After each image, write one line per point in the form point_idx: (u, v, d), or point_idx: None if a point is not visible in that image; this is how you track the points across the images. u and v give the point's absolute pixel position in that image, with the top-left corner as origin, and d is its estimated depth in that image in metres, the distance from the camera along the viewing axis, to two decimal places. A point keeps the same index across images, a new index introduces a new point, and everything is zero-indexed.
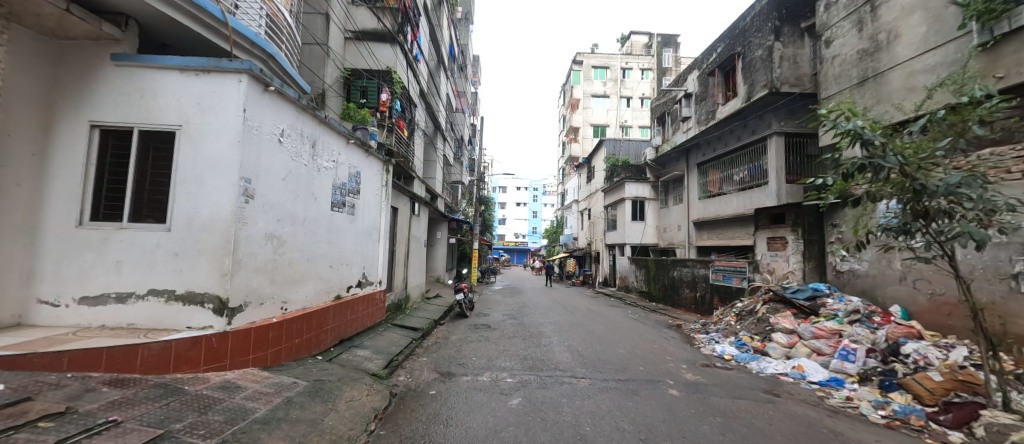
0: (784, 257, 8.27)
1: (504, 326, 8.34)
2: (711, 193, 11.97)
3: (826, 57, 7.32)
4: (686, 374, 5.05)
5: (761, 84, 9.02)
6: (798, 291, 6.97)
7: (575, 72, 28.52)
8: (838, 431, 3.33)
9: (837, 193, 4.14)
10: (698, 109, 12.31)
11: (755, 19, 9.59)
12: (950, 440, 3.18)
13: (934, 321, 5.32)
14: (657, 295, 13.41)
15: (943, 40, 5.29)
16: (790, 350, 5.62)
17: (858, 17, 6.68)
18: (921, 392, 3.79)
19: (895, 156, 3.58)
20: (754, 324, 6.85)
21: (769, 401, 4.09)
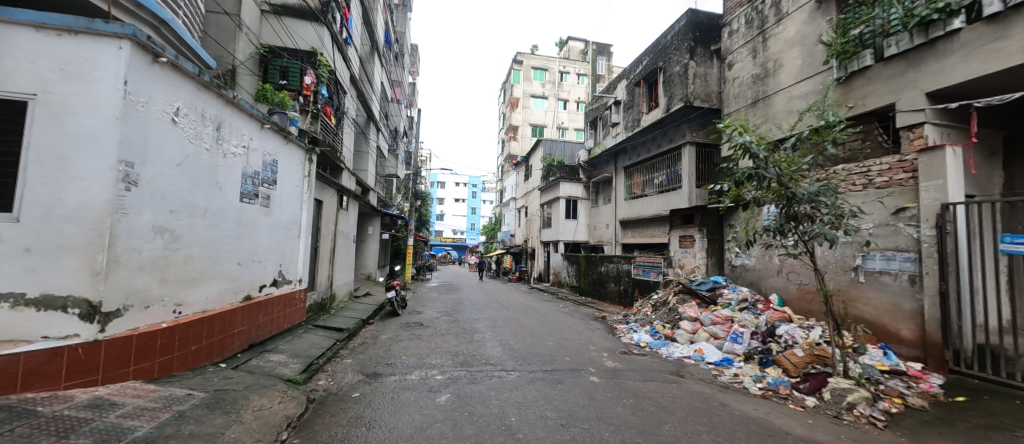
0: (693, 253, 9.36)
1: (438, 323, 8.22)
2: (635, 194, 12.96)
3: (728, 78, 8.33)
4: (607, 362, 5.46)
5: (678, 97, 9.99)
6: (701, 283, 7.91)
7: (515, 71, 28.95)
8: (726, 404, 3.86)
9: (733, 198, 4.78)
10: (626, 115, 13.24)
11: (674, 38, 10.56)
12: (807, 404, 3.87)
13: (801, 307, 6.40)
14: (586, 289, 14.22)
15: (813, 72, 6.36)
16: (694, 336, 6.36)
17: (753, 45, 7.70)
18: (788, 367, 4.56)
19: (774, 168, 4.25)
20: (666, 314, 7.61)
21: (674, 382, 4.61)
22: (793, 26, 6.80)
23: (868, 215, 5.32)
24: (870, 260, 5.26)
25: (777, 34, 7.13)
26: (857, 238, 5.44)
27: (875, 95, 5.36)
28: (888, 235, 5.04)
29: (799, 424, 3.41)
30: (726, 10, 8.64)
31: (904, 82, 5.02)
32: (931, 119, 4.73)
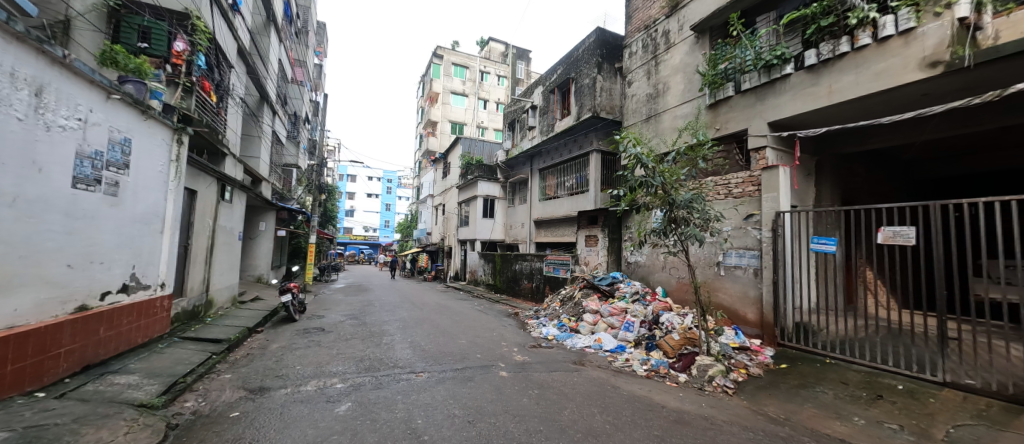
0: (596, 251, 10.30)
1: (341, 328, 7.61)
2: (548, 195, 13.65)
3: (628, 94, 9.27)
4: (516, 356, 5.68)
5: (586, 107, 10.79)
6: (602, 279, 8.68)
7: (434, 65, 28.25)
8: (617, 386, 4.32)
9: (628, 202, 5.36)
10: (541, 120, 13.86)
11: (584, 53, 11.38)
12: (679, 380, 4.55)
13: (679, 297, 7.44)
14: (501, 287, 14.55)
15: (691, 97, 7.44)
16: (595, 327, 6.97)
17: (648, 67, 8.69)
18: (667, 349, 5.28)
19: (659, 177, 4.90)
20: (572, 308, 8.19)
21: (576, 370, 4.99)
22: (678, 56, 7.86)
23: (728, 219, 6.42)
24: (728, 257, 6.33)
25: (666, 60, 8.16)
26: (719, 238, 6.52)
27: (734, 120, 6.47)
28: (740, 237, 6.16)
29: (673, 398, 3.98)
30: (626, 33, 9.61)
31: (753, 112, 6.16)
32: (770, 144, 5.91)
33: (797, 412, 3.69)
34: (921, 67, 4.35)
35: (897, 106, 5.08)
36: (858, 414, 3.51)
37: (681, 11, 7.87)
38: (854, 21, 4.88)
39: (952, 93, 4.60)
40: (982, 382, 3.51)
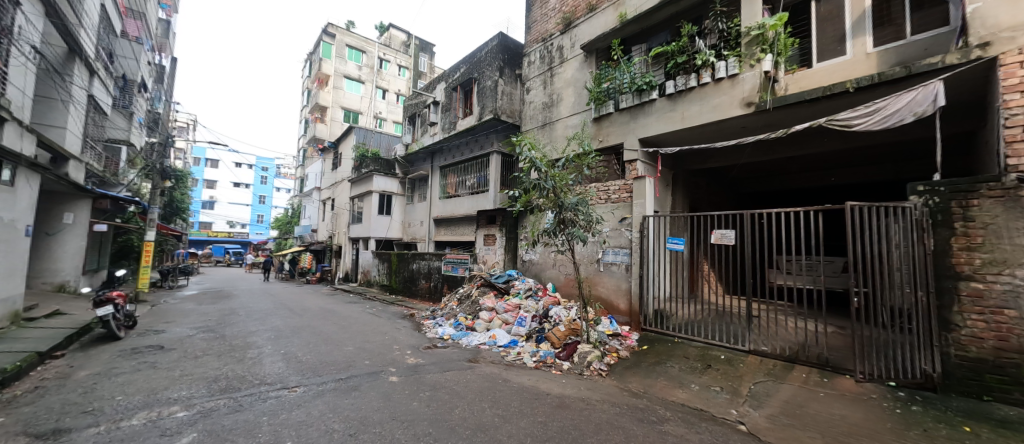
0: (494, 250, 10.61)
1: (191, 343, 6.29)
2: (449, 194, 13.45)
3: (526, 101, 9.72)
4: (408, 359, 5.46)
5: (488, 109, 10.96)
6: (499, 277, 8.91)
7: (325, 43, 25.33)
8: (507, 379, 4.51)
9: (523, 203, 5.64)
10: (443, 117, 13.60)
11: (486, 55, 11.57)
12: (563, 367, 4.98)
13: (566, 292, 8.11)
14: (397, 287, 13.85)
15: (579, 110, 8.19)
16: (490, 324, 7.15)
17: (544, 77, 9.26)
18: (554, 340, 5.72)
19: (550, 181, 5.28)
20: (469, 306, 8.25)
21: (469, 367, 5.05)
22: (570, 71, 8.56)
23: (606, 221, 7.24)
24: (606, 254, 7.14)
25: (559, 73, 8.82)
26: (599, 238, 7.30)
27: (613, 134, 7.33)
28: (616, 237, 7.01)
29: (557, 385, 4.32)
30: (526, 43, 10.07)
31: (628, 128, 7.07)
32: (640, 157, 6.86)
33: (652, 385, 4.38)
34: (740, 105, 5.57)
35: (726, 134, 6.41)
36: (695, 381, 4.32)
37: (572, 30, 8.58)
38: (700, 61, 6.00)
39: (759, 128, 6.01)
40: (771, 347, 4.70)
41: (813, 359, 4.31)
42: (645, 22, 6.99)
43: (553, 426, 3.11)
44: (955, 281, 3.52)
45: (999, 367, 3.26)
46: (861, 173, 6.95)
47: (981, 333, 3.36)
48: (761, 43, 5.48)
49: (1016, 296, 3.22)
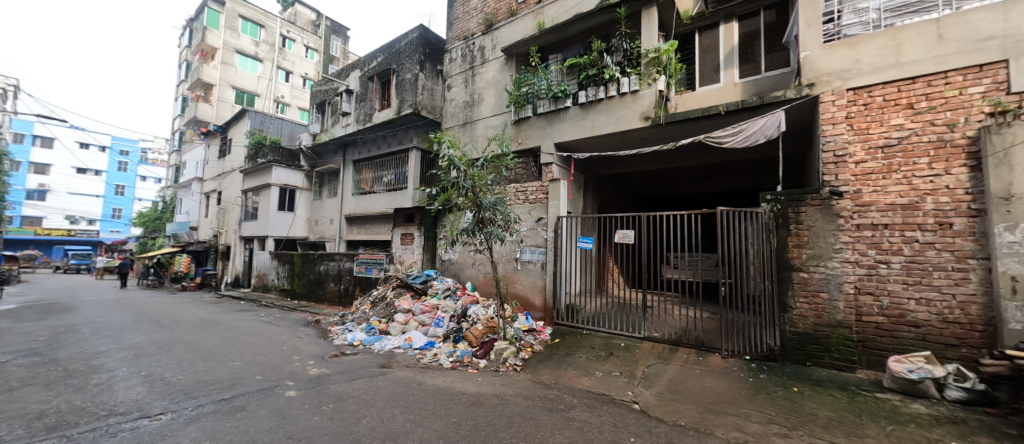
0: (411, 250, 10.23)
1: (3, 372, 4.88)
2: (363, 190, 12.57)
3: (447, 98, 9.56)
4: (311, 370, 4.98)
5: (407, 103, 10.51)
6: (416, 277, 8.59)
7: (211, 11, 21.72)
8: (422, 382, 4.39)
9: (441, 202, 5.57)
10: (357, 107, 12.67)
11: (406, 46, 11.09)
12: (479, 366, 5.02)
13: (485, 291, 8.16)
14: (300, 292, 12.50)
15: (499, 111, 8.33)
16: (405, 326, 6.87)
17: (465, 76, 9.21)
18: (471, 339, 5.72)
19: (469, 180, 5.30)
20: (383, 309, 7.83)
21: (381, 373, 4.80)
22: (491, 72, 8.64)
23: (524, 221, 7.49)
24: (524, 253, 7.38)
25: (480, 73, 8.85)
26: (516, 237, 7.51)
27: (531, 137, 7.61)
28: (533, 236, 7.29)
29: (472, 383, 4.34)
30: (448, 39, 9.90)
31: (544, 133, 7.41)
32: (556, 161, 7.24)
33: (562, 375, 4.67)
34: (640, 119, 6.23)
35: (629, 144, 7.11)
36: (599, 368, 4.71)
37: (493, 32, 8.68)
38: (607, 76, 6.56)
39: (655, 140, 6.78)
40: (661, 334, 5.35)
41: (692, 341, 5.03)
42: (562, 33, 7.40)
43: (467, 425, 3.11)
44: (791, 272, 4.44)
45: (817, 338, 4.24)
46: (731, 184, 8.27)
47: (806, 312, 4.32)
48: (657, 65, 6.18)
49: (828, 282, 4.23)
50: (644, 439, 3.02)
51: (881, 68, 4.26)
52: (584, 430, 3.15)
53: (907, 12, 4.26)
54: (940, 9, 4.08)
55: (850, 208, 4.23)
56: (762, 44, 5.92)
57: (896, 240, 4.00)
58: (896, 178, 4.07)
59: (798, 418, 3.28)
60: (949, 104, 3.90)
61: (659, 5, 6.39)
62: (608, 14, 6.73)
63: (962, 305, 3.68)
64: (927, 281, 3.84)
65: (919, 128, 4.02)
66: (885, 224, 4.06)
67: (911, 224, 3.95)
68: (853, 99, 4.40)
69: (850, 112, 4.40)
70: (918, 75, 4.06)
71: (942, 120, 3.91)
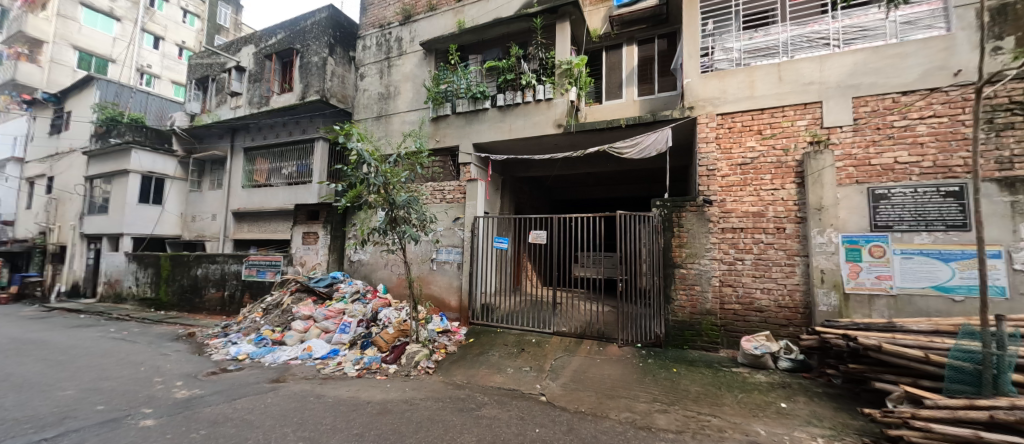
0: (315, 250, 9.00)
1: None
2: (257, 183, 10.99)
3: (360, 88, 8.92)
4: (177, 392, 4.20)
5: (314, 89, 9.52)
6: (319, 280, 7.75)
7: None
8: (321, 394, 4.02)
9: (349, 199, 5.19)
10: (250, 88, 11.09)
11: (313, 26, 10.05)
12: (388, 372, 4.81)
13: (398, 292, 7.79)
14: (169, 301, 10.50)
15: (417, 107, 8.04)
16: (305, 335, 6.22)
17: (381, 66, 8.70)
18: (381, 344, 5.42)
19: (380, 177, 5.02)
20: (278, 316, 6.98)
21: (271, 389, 4.28)
22: (409, 65, 8.30)
23: (440, 221, 7.37)
24: (440, 253, 7.24)
25: (398, 66, 8.44)
26: (433, 237, 7.34)
27: (450, 136, 7.50)
28: (449, 236, 7.21)
29: (380, 391, 4.12)
30: (362, 25, 9.24)
31: (462, 132, 7.37)
32: (474, 161, 7.27)
33: (474, 374, 4.69)
34: (553, 126, 6.57)
35: (543, 149, 7.46)
36: (511, 365, 4.85)
37: (412, 24, 8.36)
38: (524, 82, 6.77)
39: (566, 147, 7.23)
40: (568, 328, 5.73)
41: (594, 334, 5.49)
42: (482, 34, 7.43)
43: (370, 436, 2.94)
44: (674, 268, 5.15)
45: (691, 324, 5.00)
46: (631, 190, 9.21)
47: (684, 303, 5.05)
48: (569, 76, 6.54)
49: (701, 276, 5.01)
50: (548, 428, 3.19)
51: (741, 98, 5.14)
52: (492, 426, 3.21)
53: (759, 55, 5.21)
54: (781, 56, 5.08)
55: (716, 215, 5.06)
56: (656, 68, 6.74)
57: (749, 240, 4.87)
58: (750, 190, 4.96)
59: (676, 395, 3.79)
60: (785, 133, 4.87)
61: (572, 21, 6.84)
62: (525, 22, 6.97)
63: (791, 293, 4.64)
64: (769, 274, 4.75)
65: (765, 150, 4.95)
66: (741, 228, 4.93)
67: (759, 228, 4.84)
68: (721, 123, 5.24)
69: (718, 133, 5.24)
70: (766, 107, 5.00)
71: (780, 145, 4.88)
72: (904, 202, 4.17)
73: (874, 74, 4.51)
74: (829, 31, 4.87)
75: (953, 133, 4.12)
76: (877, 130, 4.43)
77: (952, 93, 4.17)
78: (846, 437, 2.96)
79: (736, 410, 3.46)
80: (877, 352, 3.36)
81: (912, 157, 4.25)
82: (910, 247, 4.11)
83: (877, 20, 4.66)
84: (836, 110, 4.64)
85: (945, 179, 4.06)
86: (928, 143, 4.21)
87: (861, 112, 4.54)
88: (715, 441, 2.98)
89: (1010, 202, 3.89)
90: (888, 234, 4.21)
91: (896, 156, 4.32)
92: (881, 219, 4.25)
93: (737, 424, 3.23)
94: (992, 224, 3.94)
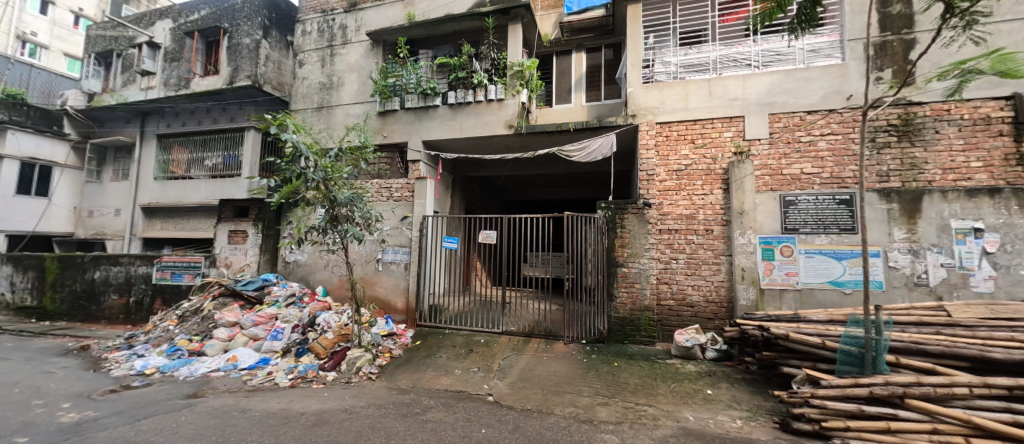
0: (243, 250, 8.21)
1: None
2: (173, 175, 9.73)
3: (298, 76, 8.29)
4: (64, 416, 3.61)
5: (244, 73, 8.66)
6: (248, 283, 7.07)
7: None
8: (247, 408, 3.67)
9: (283, 195, 4.80)
10: (165, 67, 9.77)
11: (244, 4, 9.13)
12: (327, 379, 4.52)
13: (339, 295, 7.35)
14: (56, 310, 8.96)
15: (362, 99, 7.63)
16: (229, 343, 5.64)
17: (322, 54, 8.16)
18: (319, 350, 5.07)
19: (320, 172, 4.70)
20: (196, 324, 6.25)
21: (186, 406, 3.82)
22: (354, 55, 7.87)
23: (387, 220, 7.08)
24: (386, 253, 6.95)
25: (342, 55, 7.96)
26: (378, 236, 7.02)
27: (397, 132, 7.24)
28: (396, 235, 6.95)
29: (316, 401, 3.85)
30: (302, 8, 8.59)
31: (411, 129, 7.15)
32: (423, 158, 7.09)
33: (420, 378, 4.56)
34: (504, 126, 6.59)
35: (494, 149, 7.47)
36: (458, 366, 4.79)
37: (358, 12, 7.94)
38: (476, 81, 6.72)
39: (517, 148, 7.31)
40: (516, 327, 5.80)
41: (542, 332, 5.61)
42: (433, 29, 7.27)
43: None
44: (616, 267, 5.41)
45: (631, 320, 5.28)
46: (579, 192, 9.53)
47: (625, 300, 5.33)
48: (520, 78, 6.61)
49: (640, 275, 5.31)
50: (494, 428, 3.20)
51: (677, 109, 5.54)
52: (437, 430, 3.15)
53: (693, 70, 5.67)
54: (711, 72, 5.57)
55: (655, 217, 5.40)
56: (603, 76, 7.05)
57: (682, 241, 5.27)
58: (684, 195, 5.37)
59: (616, 388, 3.98)
60: (714, 143, 5.33)
61: (524, 24, 6.92)
62: (477, 21, 6.93)
63: (717, 289, 5.09)
64: (699, 272, 5.17)
65: (697, 158, 5.38)
66: (676, 229, 5.32)
67: (691, 230, 5.26)
68: (659, 131, 5.61)
69: (657, 141, 5.60)
70: (698, 118, 5.44)
71: (710, 154, 5.33)
72: (808, 208, 4.75)
73: (786, 95, 5.10)
74: (751, 53, 5.41)
75: (846, 149, 4.78)
76: (788, 144, 5.01)
77: (845, 114, 4.84)
78: (759, 418, 3.31)
79: (668, 398, 3.72)
80: (786, 341, 3.81)
81: (815, 168, 4.86)
82: (812, 247, 4.70)
83: (789, 46, 5.26)
84: (756, 124, 5.17)
85: (839, 189, 4.71)
86: (826, 157, 4.85)
87: (776, 127, 5.10)
88: (650, 429, 3.18)
89: (887, 209, 4.59)
90: (795, 236, 4.78)
91: (802, 168, 4.92)
92: (791, 222, 4.81)
93: (669, 411, 3.47)
94: (873, 228, 4.63)
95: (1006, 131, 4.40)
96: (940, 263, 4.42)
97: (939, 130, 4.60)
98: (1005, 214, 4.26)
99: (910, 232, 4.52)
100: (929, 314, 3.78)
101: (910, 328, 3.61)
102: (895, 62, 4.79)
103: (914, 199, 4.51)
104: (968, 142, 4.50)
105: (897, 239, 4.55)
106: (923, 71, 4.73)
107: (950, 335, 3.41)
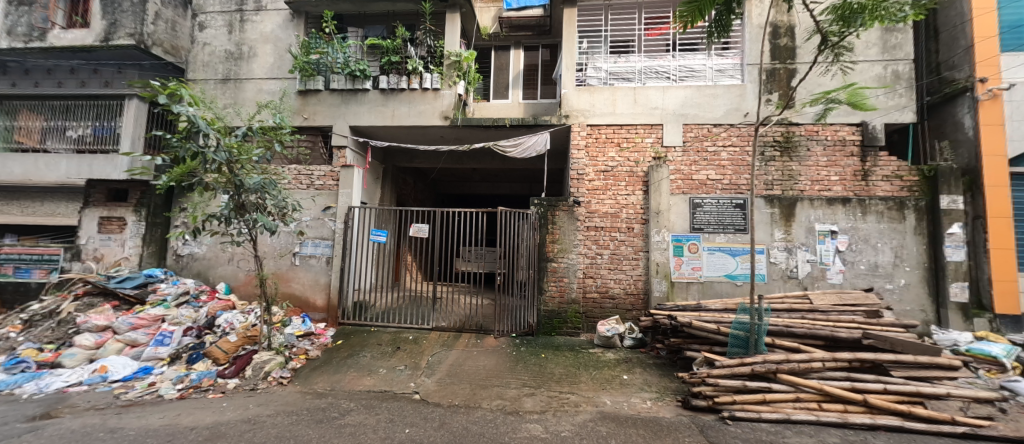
0: (119, 241, 6.92)
1: None
2: (19, 146, 7.68)
3: (197, 41, 7.16)
4: None
5: (125, 31, 7.18)
6: (125, 280, 5.97)
7: None
8: (117, 427, 3.11)
9: (174, 177, 4.12)
10: (7, 9, 7.56)
11: None
12: (227, 388, 4.00)
13: (246, 293, 6.55)
14: None
15: (280, 75, 6.84)
16: (97, 351, 4.70)
17: (230, 19, 7.14)
18: (219, 356, 4.47)
19: (224, 153, 4.11)
20: (50, 330, 5.11)
21: (31, 430, 3.12)
22: (270, 24, 7.01)
23: (306, 210, 6.46)
24: (304, 247, 6.34)
25: (255, 23, 7.04)
26: (296, 227, 6.40)
27: (321, 114, 6.64)
28: (317, 227, 6.37)
29: (210, 412, 3.39)
30: None
31: (336, 112, 6.61)
32: (350, 145, 6.60)
33: (340, 379, 4.27)
34: (439, 117, 6.40)
35: (427, 139, 7.22)
36: (383, 365, 4.56)
37: None
38: (410, 67, 6.40)
39: (452, 140, 7.16)
40: (447, 323, 5.72)
41: (473, 327, 5.63)
42: (364, 7, 6.79)
43: None
44: (547, 262, 5.59)
45: (559, 312, 5.52)
46: (512, 188, 9.72)
47: (553, 293, 5.55)
48: (458, 69, 6.45)
49: (569, 269, 5.57)
50: (418, 427, 3.11)
51: (606, 114, 5.86)
52: (355, 435, 2.98)
53: (621, 78, 6.05)
54: (636, 81, 6.00)
55: (583, 214, 5.69)
56: (539, 75, 7.23)
57: (607, 238, 5.62)
58: (610, 194, 5.72)
59: (542, 378, 4.13)
60: (636, 148, 5.76)
61: (463, 14, 6.76)
62: (413, 5, 6.63)
63: (635, 282, 5.52)
64: (621, 267, 5.55)
65: (622, 160, 5.76)
66: (601, 227, 5.65)
67: (615, 228, 5.63)
68: (590, 133, 5.89)
69: (587, 142, 5.89)
70: (624, 124, 5.81)
71: (633, 158, 5.74)
72: (711, 210, 5.36)
73: (697, 108, 5.67)
74: (670, 67, 5.93)
75: (742, 160, 5.48)
76: (698, 153, 5.60)
77: (743, 129, 5.54)
78: (665, 398, 3.67)
79: (589, 385, 3.95)
80: (689, 328, 4.26)
81: (718, 175, 5.49)
82: (713, 245, 5.33)
83: (701, 64, 5.85)
84: (672, 133, 5.68)
85: (736, 194, 5.38)
86: (727, 166, 5.51)
87: (688, 136, 5.66)
88: (571, 415, 3.35)
89: (770, 213, 5.37)
90: (700, 234, 5.37)
91: (708, 175, 5.52)
92: (697, 222, 5.39)
93: (590, 397, 3.69)
94: (760, 229, 5.37)
95: (856, 152, 5.39)
96: (807, 259, 5.29)
97: (810, 147, 5.49)
98: (852, 219, 5.25)
99: (787, 233, 5.34)
100: (797, 302, 4.51)
101: (783, 314, 4.27)
102: (781, 87, 5.59)
103: (790, 204, 5.35)
104: (830, 160, 5.43)
105: (777, 239, 5.35)
106: (800, 96, 5.61)
107: (812, 319, 4.12)
